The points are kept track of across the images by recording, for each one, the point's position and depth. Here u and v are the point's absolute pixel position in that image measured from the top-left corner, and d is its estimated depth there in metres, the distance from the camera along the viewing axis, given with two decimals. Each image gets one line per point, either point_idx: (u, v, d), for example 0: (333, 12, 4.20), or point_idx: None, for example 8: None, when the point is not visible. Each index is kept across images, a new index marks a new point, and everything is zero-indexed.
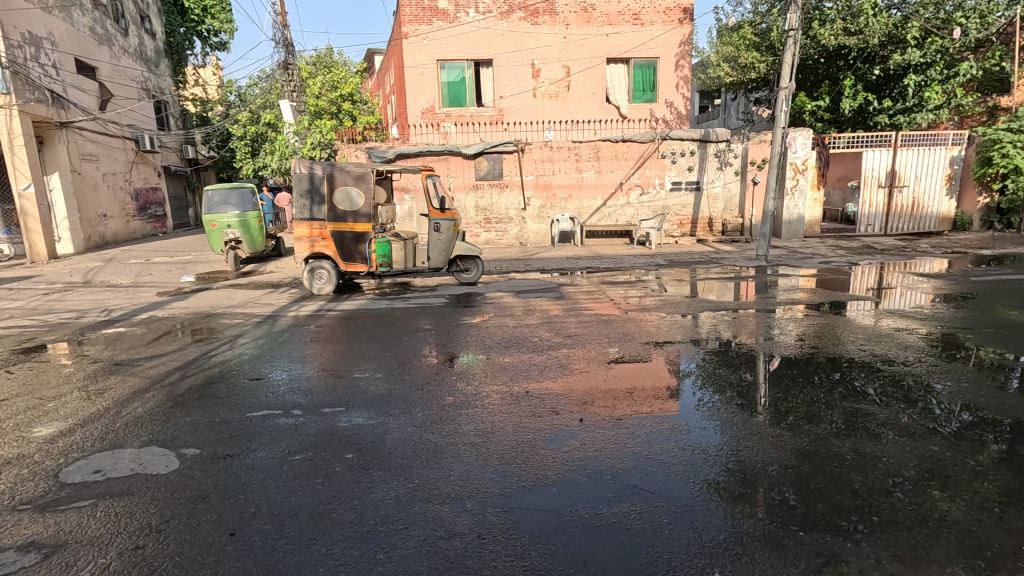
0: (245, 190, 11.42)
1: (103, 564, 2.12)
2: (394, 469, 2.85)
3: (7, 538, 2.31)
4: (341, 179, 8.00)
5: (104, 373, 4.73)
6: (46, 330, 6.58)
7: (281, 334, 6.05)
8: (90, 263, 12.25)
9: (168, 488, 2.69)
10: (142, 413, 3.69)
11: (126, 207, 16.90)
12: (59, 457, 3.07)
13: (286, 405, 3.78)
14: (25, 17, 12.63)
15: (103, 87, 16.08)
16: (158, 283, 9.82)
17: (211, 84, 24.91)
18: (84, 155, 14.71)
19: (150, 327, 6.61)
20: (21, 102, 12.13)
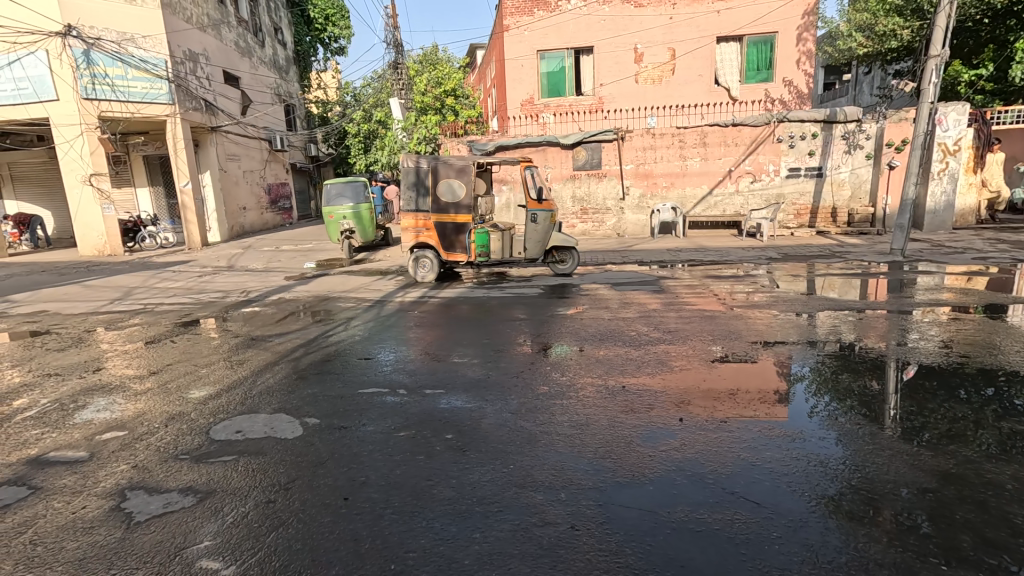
0: (358, 183, 12.35)
1: (243, 512, 2.44)
2: (490, 453, 2.95)
3: (172, 481, 2.74)
4: (445, 171, 8.35)
5: (243, 347, 5.41)
6: (200, 307, 7.67)
7: (388, 318, 6.48)
8: (233, 250, 14.02)
9: (294, 452, 3.02)
10: (273, 383, 4.18)
11: (261, 200, 19.04)
12: (209, 416, 3.57)
13: (392, 385, 4.06)
14: (184, 37, 14.65)
15: (244, 94, 18.13)
16: (286, 269, 10.98)
17: (330, 86, 27.15)
18: (228, 155, 16.81)
19: (279, 308, 7.41)
20: (182, 110, 14.17)
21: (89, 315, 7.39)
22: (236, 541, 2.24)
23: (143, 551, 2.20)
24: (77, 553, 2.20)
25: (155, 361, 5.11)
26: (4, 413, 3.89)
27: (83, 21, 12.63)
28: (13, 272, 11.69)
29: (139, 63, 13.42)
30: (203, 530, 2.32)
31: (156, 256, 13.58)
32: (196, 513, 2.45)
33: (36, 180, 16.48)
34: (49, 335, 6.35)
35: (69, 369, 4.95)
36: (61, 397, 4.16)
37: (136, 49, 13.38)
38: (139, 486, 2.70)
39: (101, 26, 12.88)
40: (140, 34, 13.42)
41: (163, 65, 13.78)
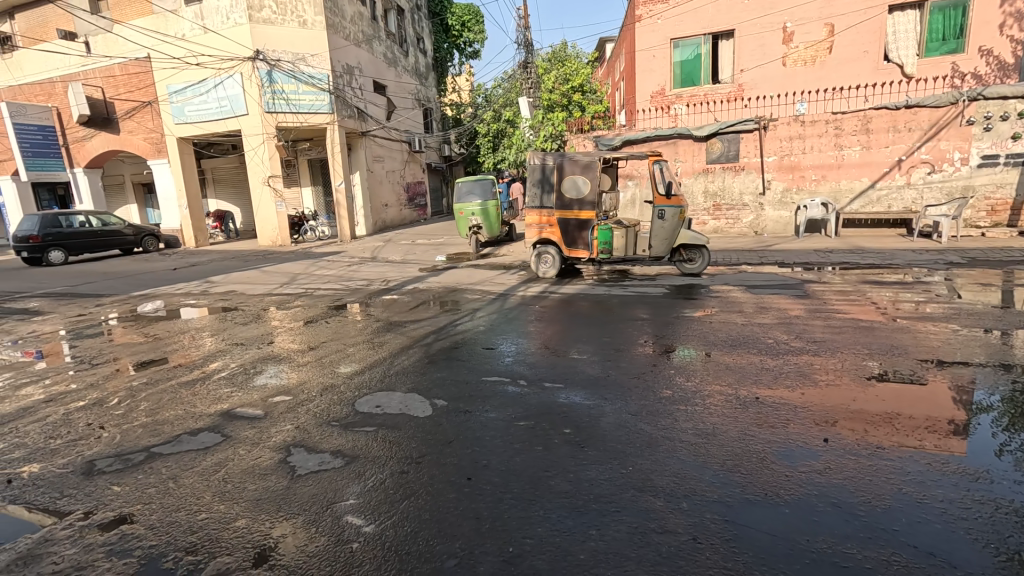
0: (487, 181, 12.89)
1: (381, 478, 2.72)
2: (608, 451, 2.93)
3: (325, 442, 3.15)
4: (570, 168, 8.38)
5: (383, 331, 5.99)
6: (349, 293, 8.64)
7: (511, 311, 6.70)
8: (375, 243, 15.54)
9: (424, 429, 3.28)
10: (407, 365, 4.58)
11: (400, 198, 20.78)
12: (355, 390, 4.03)
13: (513, 375, 4.21)
14: (343, 53, 16.51)
15: (389, 101, 19.90)
16: (420, 261, 11.89)
17: (464, 89, 28.64)
18: (375, 157, 18.61)
19: (413, 297, 8.06)
20: (339, 119, 15.99)
21: (265, 296, 8.72)
22: (375, 503, 2.50)
23: (303, 500, 2.55)
24: (256, 494, 2.63)
25: (312, 338, 5.88)
26: (205, 372, 4.77)
27: (268, 45, 14.92)
28: (212, 258, 14.20)
29: (308, 79, 15.48)
30: (349, 489, 2.63)
31: (316, 247, 15.56)
32: (343, 474, 2.79)
33: (230, 182, 19.84)
34: (237, 311, 7.63)
35: (250, 341, 5.90)
36: (244, 363, 5.00)
37: (306, 67, 15.47)
38: (300, 444, 3.15)
39: (280, 49, 15.12)
40: (310, 53, 15.49)
41: (326, 79, 15.69)
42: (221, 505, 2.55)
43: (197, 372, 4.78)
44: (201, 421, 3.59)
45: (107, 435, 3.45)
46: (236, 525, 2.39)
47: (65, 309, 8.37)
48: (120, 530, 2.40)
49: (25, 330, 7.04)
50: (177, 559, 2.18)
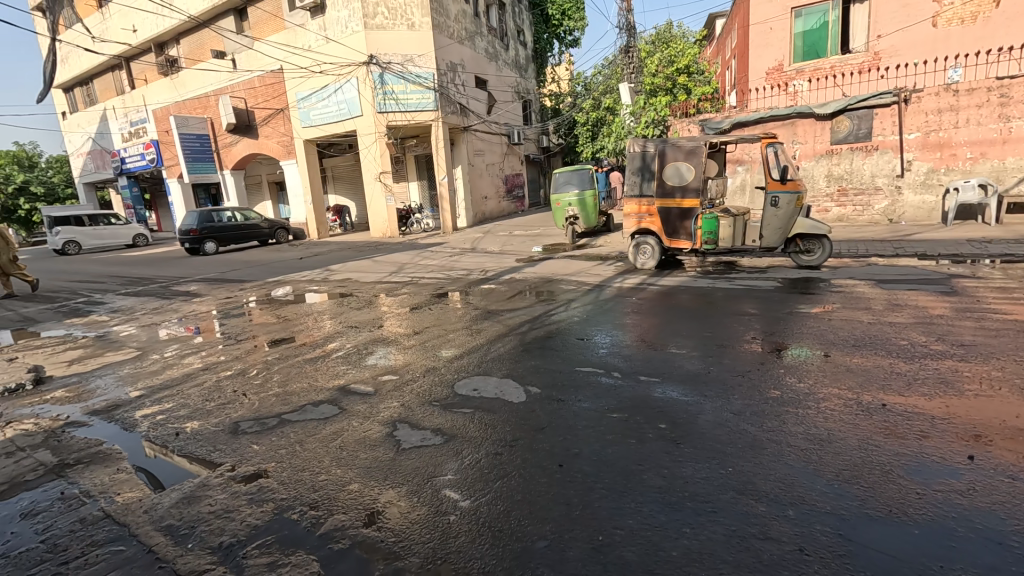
0: (585, 171, 12.74)
1: (477, 458, 2.85)
2: (706, 450, 2.80)
3: (427, 421, 3.37)
4: (673, 154, 8.00)
5: (480, 318, 6.22)
6: (450, 282, 9.06)
7: (607, 302, 6.61)
8: (475, 234, 16.08)
9: (518, 414, 3.37)
10: (503, 352, 4.72)
11: (500, 190, 21.25)
12: (454, 373, 4.25)
13: (607, 366, 4.17)
14: (447, 51, 17.18)
15: (490, 95, 20.36)
16: (517, 252, 12.10)
17: (563, 78, 28.40)
18: (476, 151, 19.19)
19: (510, 286, 8.25)
20: (443, 115, 16.72)
21: (376, 283, 9.44)
22: (471, 481, 2.64)
23: (406, 472, 2.76)
24: (366, 463, 2.89)
25: (417, 323, 6.27)
26: (325, 351, 5.31)
27: (380, 49, 15.97)
28: (332, 249, 15.63)
29: (416, 79, 16.34)
30: (447, 465, 2.80)
31: (421, 238, 16.49)
32: (443, 451, 2.97)
33: (347, 178, 21.63)
34: (351, 297, 8.36)
35: (363, 324, 6.45)
36: (358, 344, 5.48)
37: (413, 67, 16.36)
38: (405, 420, 3.40)
39: (391, 52, 16.12)
40: (417, 54, 16.35)
41: (431, 77, 16.48)
42: (337, 470, 2.84)
43: (318, 350, 5.33)
44: (322, 394, 4.01)
45: (248, 401, 3.99)
46: (349, 489, 2.65)
47: (216, 292, 9.73)
48: (257, 483, 2.78)
49: (187, 309, 8.31)
50: (303, 512, 2.48)
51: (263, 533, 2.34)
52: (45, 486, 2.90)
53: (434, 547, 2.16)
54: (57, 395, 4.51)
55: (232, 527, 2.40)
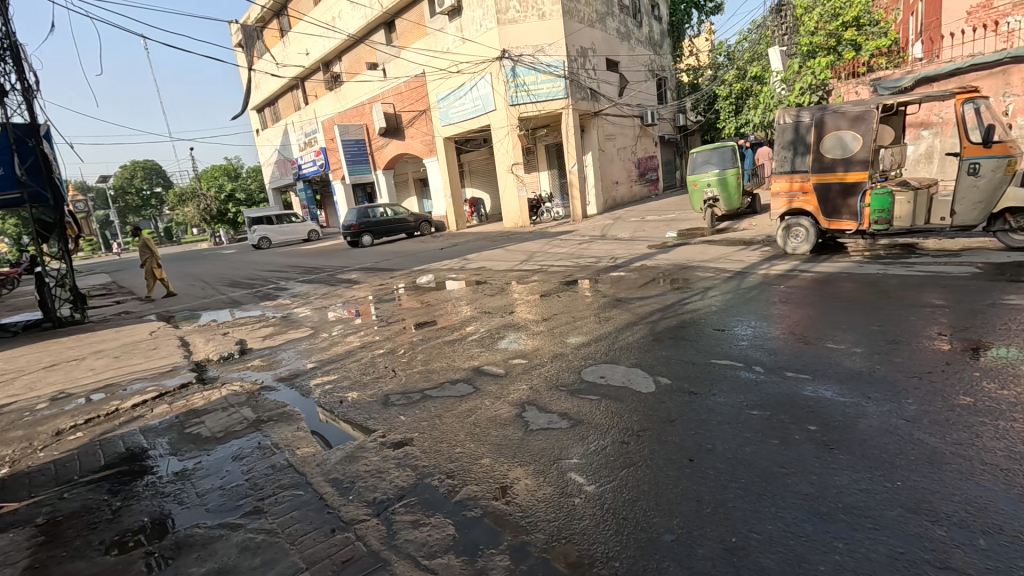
0: (726, 148, 11.76)
1: (603, 445, 2.85)
2: (869, 460, 2.45)
3: (555, 405, 3.44)
4: (835, 122, 6.98)
5: (609, 306, 6.14)
6: (579, 270, 9.06)
7: (749, 290, 6.07)
8: (605, 221, 15.81)
9: (647, 404, 3.28)
10: (632, 341, 4.61)
11: (632, 174, 20.55)
12: (581, 359, 4.28)
13: (747, 360, 3.85)
14: (578, 36, 17.00)
15: (623, 77, 19.72)
16: (649, 238, 11.65)
17: (703, 48, 26.33)
18: (607, 135, 18.78)
19: (642, 274, 8.00)
20: (574, 102, 16.60)
21: (508, 271, 9.81)
22: (597, 466, 2.65)
23: (533, 452, 2.87)
24: (497, 440, 3.07)
25: (546, 310, 6.41)
26: (462, 334, 5.71)
27: (512, 43, 16.40)
28: (468, 239, 16.57)
29: (546, 68, 16.46)
30: (573, 449, 2.85)
31: (551, 227, 16.71)
32: (569, 435, 3.01)
33: (482, 171, 22.70)
34: (486, 284, 8.83)
35: (496, 310, 6.77)
36: (490, 329, 5.79)
37: (544, 57, 16.51)
38: (534, 403, 3.52)
39: (522, 44, 16.46)
40: (547, 43, 16.46)
41: (561, 65, 16.42)
42: (471, 444, 3.05)
43: (455, 334, 5.74)
44: (458, 374, 4.33)
45: (397, 376, 4.48)
46: (481, 462, 2.84)
47: (371, 280, 10.96)
48: (404, 449, 3.11)
49: (348, 295, 9.50)
50: (441, 480, 2.71)
51: (408, 494, 2.63)
52: (248, 436, 3.58)
53: (558, 527, 2.23)
54: (255, 363, 5.50)
55: (383, 486, 2.73)
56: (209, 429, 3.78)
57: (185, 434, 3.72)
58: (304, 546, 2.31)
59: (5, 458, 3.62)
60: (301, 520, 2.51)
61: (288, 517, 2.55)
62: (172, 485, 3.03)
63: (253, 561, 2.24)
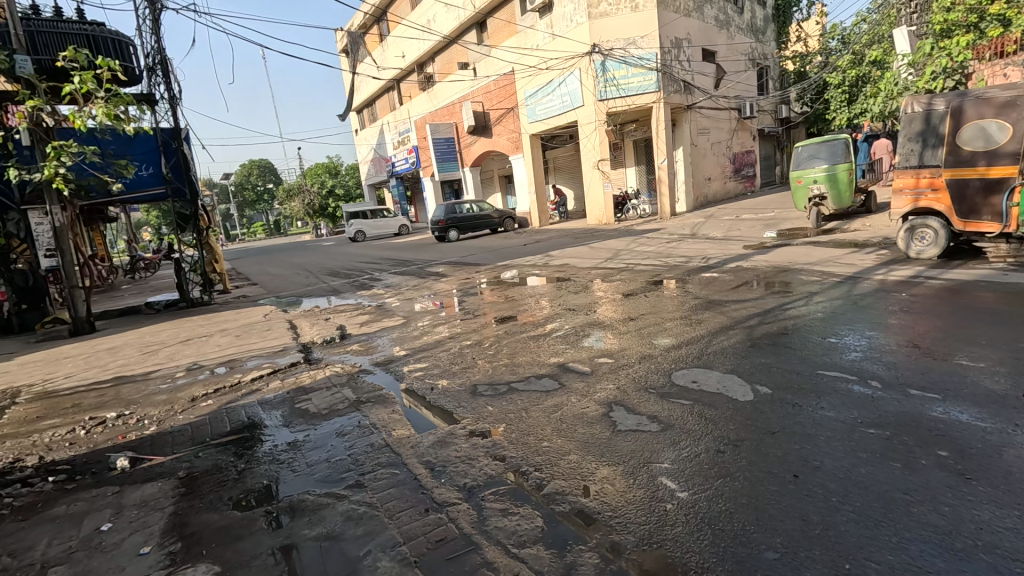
0: (838, 142, 10.74)
1: (696, 452, 2.74)
2: (1016, 495, 2.15)
3: (644, 407, 3.37)
4: (976, 110, 6.16)
5: (701, 308, 5.88)
6: (668, 269, 8.75)
7: (862, 297, 5.53)
8: (696, 219, 15.12)
9: (744, 413, 3.11)
10: (727, 345, 4.38)
11: (726, 170, 19.41)
12: (671, 362, 4.14)
13: (862, 373, 3.50)
14: (673, 26, 16.33)
15: (719, 68, 18.65)
16: (745, 238, 10.97)
17: (812, 32, 24.17)
18: (700, 129, 17.88)
19: (736, 275, 7.57)
20: (666, 95, 15.99)
21: (592, 269, 9.70)
22: (689, 473, 2.56)
23: (622, 453, 2.82)
24: (584, 437, 3.06)
25: (632, 309, 6.27)
26: (546, 330, 5.74)
27: (603, 37, 16.13)
28: (552, 235, 16.60)
29: (638, 61, 16.01)
30: (664, 453, 2.77)
31: (637, 224, 16.29)
32: (659, 438, 2.94)
33: (567, 168, 22.60)
34: (569, 281, 8.80)
35: (580, 307, 6.74)
36: (575, 326, 5.76)
37: (636, 50, 16.06)
38: (621, 403, 3.46)
39: (614, 38, 16.15)
40: (640, 36, 15.99)
41: (654, 57, 15.87)
42: (558, 439, 3.07)
43: (539, 329, 5.80)
44: (544, 368, 4.36)
45: (484, 368, 4.60)
46: (568, 458, 2.85)
47: (458, 274, 11.32)
48: (491, 439, 3.20)
49: (436, 288, 9.89)
50: (528, 472, 2.76)
51: (496, 482, 2.70)
52: (348, 415, 3.85)
53: (649, 530, 2.18)
54: (354, 348, 5.91)
55: (473, 472, 2.83)
56: (316, 406, 4.12)
57: (295, 409, 4.09)
58: (401, 522, 2.46)
59: (153, 418, 4.20)
60: (397, 497, 2.67)
61: (386, 493, 2.73)
62: (286, 454, 3.35)
63: (355, 530, 2.43)
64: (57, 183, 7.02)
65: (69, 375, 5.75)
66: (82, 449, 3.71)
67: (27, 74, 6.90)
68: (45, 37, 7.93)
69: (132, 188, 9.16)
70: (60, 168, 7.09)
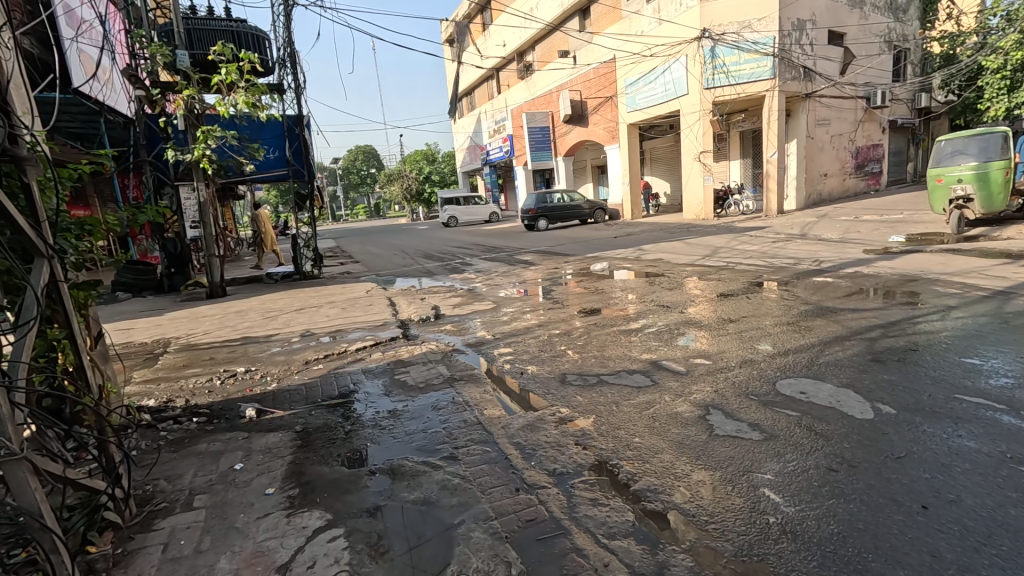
0: (993, 135, 9.32)
1: (804, 466, 2.56)
2: None
3: (745, 413, 3.19)
4: None
5: (811, 315, 5.42)
6: (773, 271, 8.15)
7: (1014, 316, 4.79)
8: (807, 218, 13.91)
9: (862, 432, 2.84)
10: (842, 357, 4.01)
11: (846, 166, 17.58)
12: (776, 369, 3.87)
13: (1012, 403, 3.05)
14: (796, 7, 14.96)
15: (848, 52, 16.84)
16: (866, 241, 9.91)
17: (968, 7, 20.98)
18: (819, 120, 16.29)
19: (854, 281, 6.88)
20: (782, 82, 14.71)
21: (688, 266, 9.29)
22: (796, 488, 2.39)
23: (720, 459, 2.71)
24: (678, 438, 2.97)
25: (731, 311, 5.94)
26: (638, 325, 5.62)
27: (715, 22, 15.29)
28: (644, 229, 16.09)
29: (752, 46, 14.89)
30: (767, 464, 2.61)
31: (739, 221, 15.32)
32: (761, 448, 2.78)
33: (665, 160, 21.75)
34: (661, 277, 8.50)
35: (673, 305, 6.51)
36: (668, 323, 5.57)
37: (751, 34, 14.92)
38: (719, 408, 3.31)
39: (727, 22, 15.22)
40: (756, 18, 14.83)
41: (772, 41, 14.63)
42: (650, 437, 3.01)
43: (630, 324, 5.68)
44: (635, 364, 4.29)
45: (573, 358, 4.61)
46: (661, 457, 2.78)
47: (546, 263, 11.37)
48: (580, 428, 3.21)
49: (524, 275, 10.02)
50: (618, 466, 2.74)
51: (585, 471, 2.71)
52: (442, 391, 4.05)
53: (749, 541, 2.08)
54: (448, 328, 6.18)
55: (562, 459, 2.87)
56: (413, 378, 4.39)
57: (395, 380, 4.38)
58: (493, 497, 2.55)
59: (273, 376, 4.70)
60: (489, 473, 2.77)
61: (479, 468, 2.84)
62: (387, 420, 3.60)
63: (450, 499, 2.56)
64: (204, 163, 7.99)
65: (206, 332, 6.58)
66: (218, 397, 4.25)
67: (184, 67, 7.90)
68: (198, 34, 9.11)
69: (261, 169, 10.20)
70: (207, 150, 8.09)
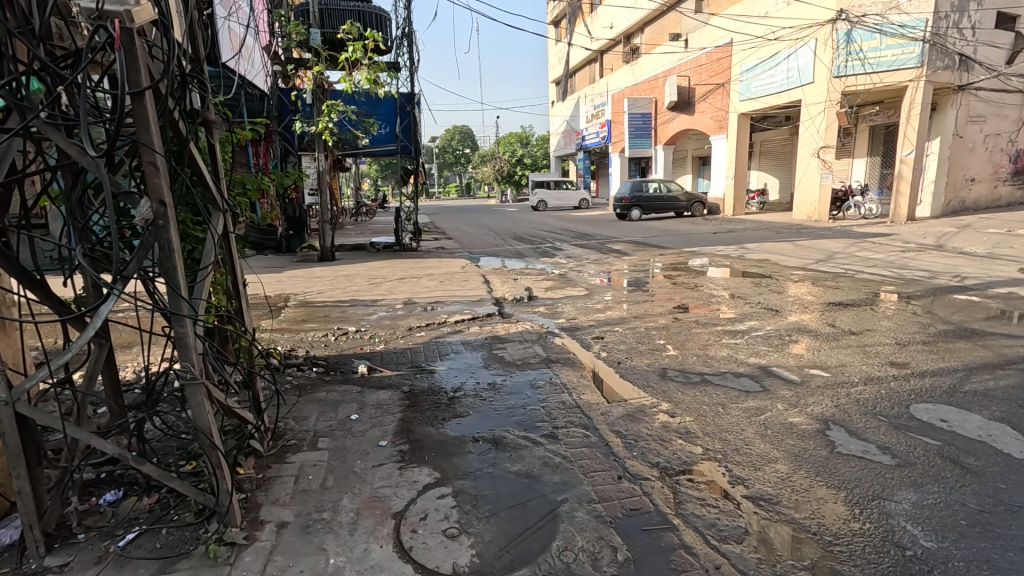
0: None
1: (945, 501, 2.30)
2: None
3: (873, 434, 2.92)
4: None
5: (951, 335, 4.82)
6: (902, 283, 7.31)
7: None
8: (944, 228, 12.31)
9: (1021, 473, 2.50)
10: (994, 388, 3.52)
11: (1000, 170, 15.23)
12: (909, 392, 3.49)
13: None
14: None
15: (1020, 37, 14.43)
16: (1021, 258, 8.57)
17: None
18: (972, 117, 14.21)
19: (1006, 303, 5.99)
20: (931, 71, 12.89)
21: (798, 269, 8.61)
22: (937, 523, 2.16)
23: (845, 478, 2.50)
24: (794, 449, 2.79)
25: (852, 321, 5.42)
26: (742, 327, 5.32)
27: (856, 2, 13.82)
28: (747, 226, 15.10)
29: (898, 30, 13.18)
30: (901, 492, 2.38)
31: (858, 225, 13.89)
32: (894, 473, 2.53)
33: (777, 153, 20.17)
34: (768, 279, 7.96)
35: (782, 309, 6.07)
36: (778, 329, 5.22)
37: (898, 16, 13.20)
38: (840, 424, 3.05)
39: (869, 2, 13.63)
40: None
41: (924, 24, 12.81)
42: (762, 444, 2.85)
43: (734, 325, 5.39)
44: (743, 367, 4.06)
45: (674, 353, 4.47)
46: (775, 466, 2.63)
47: (640, 254, 11.06)
48: (684, 425, 3.12)
49: (618, 264, 9.81)
50: (726, 469, 2.62)
51: (690, 469, 2.64)
52: (539, 370, 4.12)
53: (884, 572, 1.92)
54: (541, 310, 6.23)
55: (666, 454, 2.80)
56: (511, 354, 4.50)
57: (493, 354, 4.51)
58: (595, 481, 2.56)
59: (381, 337, 5.03)
60: (590, 457, 2.78)
61: (580, 451, 2.85)
62: (487, 392, 3.73)
63: (553, 476, 2.60)
64: (325, 135, 8.58)
65: (319, 291, 7.15)
66: (333, 351, 4.65)
67: (316, 45, 8.48)
68: (331, 14, 9.73)
69: (374, 143, 10.79)
70: (329, 123, 8.67)
